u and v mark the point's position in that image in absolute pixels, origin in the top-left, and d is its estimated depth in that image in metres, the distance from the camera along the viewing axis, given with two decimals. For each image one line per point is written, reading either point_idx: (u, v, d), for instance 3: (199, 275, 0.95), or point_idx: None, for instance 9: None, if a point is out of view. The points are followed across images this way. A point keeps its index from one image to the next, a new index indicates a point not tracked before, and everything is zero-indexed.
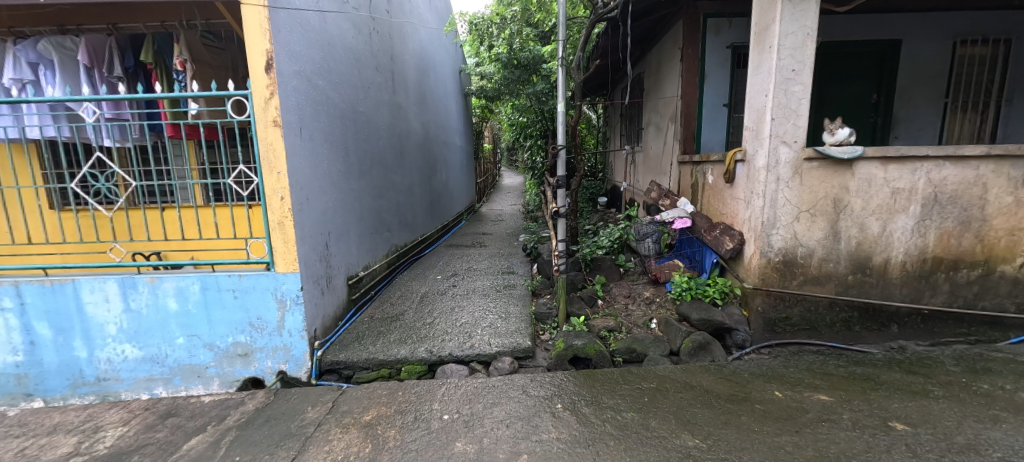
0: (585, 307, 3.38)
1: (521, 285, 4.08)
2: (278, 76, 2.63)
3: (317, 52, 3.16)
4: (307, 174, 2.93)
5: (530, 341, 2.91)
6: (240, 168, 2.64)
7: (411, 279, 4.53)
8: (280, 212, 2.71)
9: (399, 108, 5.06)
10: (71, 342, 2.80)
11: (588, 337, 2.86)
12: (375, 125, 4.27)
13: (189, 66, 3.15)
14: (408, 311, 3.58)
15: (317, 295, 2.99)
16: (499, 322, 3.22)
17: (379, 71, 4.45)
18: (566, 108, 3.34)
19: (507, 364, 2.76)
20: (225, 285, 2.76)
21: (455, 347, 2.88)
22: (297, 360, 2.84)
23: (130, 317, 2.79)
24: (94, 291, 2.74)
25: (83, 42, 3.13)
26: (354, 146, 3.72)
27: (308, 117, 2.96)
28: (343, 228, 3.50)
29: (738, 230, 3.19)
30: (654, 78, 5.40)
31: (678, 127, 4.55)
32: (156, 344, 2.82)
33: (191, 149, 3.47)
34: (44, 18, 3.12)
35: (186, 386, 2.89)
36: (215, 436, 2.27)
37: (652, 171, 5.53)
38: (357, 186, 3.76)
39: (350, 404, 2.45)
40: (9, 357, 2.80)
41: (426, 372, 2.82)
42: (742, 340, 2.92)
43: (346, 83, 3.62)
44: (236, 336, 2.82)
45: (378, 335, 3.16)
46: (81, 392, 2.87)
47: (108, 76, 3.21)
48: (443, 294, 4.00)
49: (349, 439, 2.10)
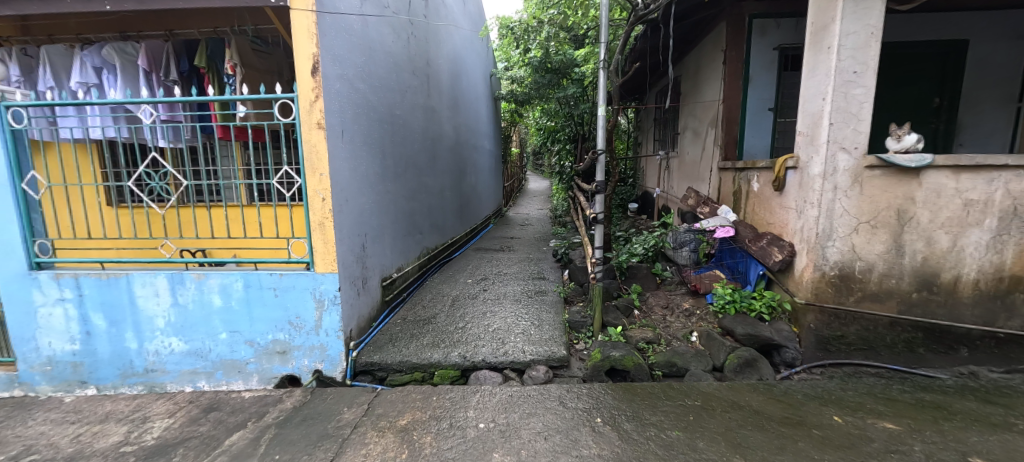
0: (621, 317, 3.26)
1: (553, 291, 4.02)
2: (323, 79, 2.67)
3: (359, 55, 3.21)
4: (347, 176, 2.97)
5: (565, 349, 2.84)
6: (284, 168, 2.70)
7: (442, 282, 4.55)
8: (320, 213, 2.75)
9: (433, 112, 5.10)
10: (123, 333, 2.92)
11: (626, 348, 2.75)
12: (410, 128, 4.30)
13: (239, 70, 3.24)
14: (440, 314, 3.58)
15: (353, 295, 3.02)
16: (533, 329, 3.15)
17: (415, 74, 4.50)
18: (606, 112, 3.24)
19: (541, 373, 2.68)
20: (267, 284, 2.81)
21: (488, 353, 2.85)
22: (333, 359, 2.87)
23: (177, 311, 2.88)
24: (146, 285, 2.85)
25: (142, 47, 3.29)
26: (390, 149, 3.76)
27: (349, 119, 3.00)
28: (379, 230, 3.53)
29: (788, 241, 3.02)
30: (693, 81, 5.24)
31: (719, 132, 4.38)
32: (201, 338, 2.91)
33: (237, 150, 3.56)
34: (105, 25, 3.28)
35: (227, 381, 2.95)
36: (255, 432, 2.30)
37: (688, 177, 5.36)
38: (392, 188, 3.80)
39: (385, 407, 2.43)
40: (67, 345, 2.95)
41: (459, 378, 2.79)
42: (791, 358, 2.73)
43: (384, 86, 3.67)
44: (275, 333, 2.87)
45: (411, 338, 3.16)
46: (131, 382, 2.98)
47: (165, 80, 3.36)
48: (474, 298, 3.98)
49: (386, 444, 2.08)
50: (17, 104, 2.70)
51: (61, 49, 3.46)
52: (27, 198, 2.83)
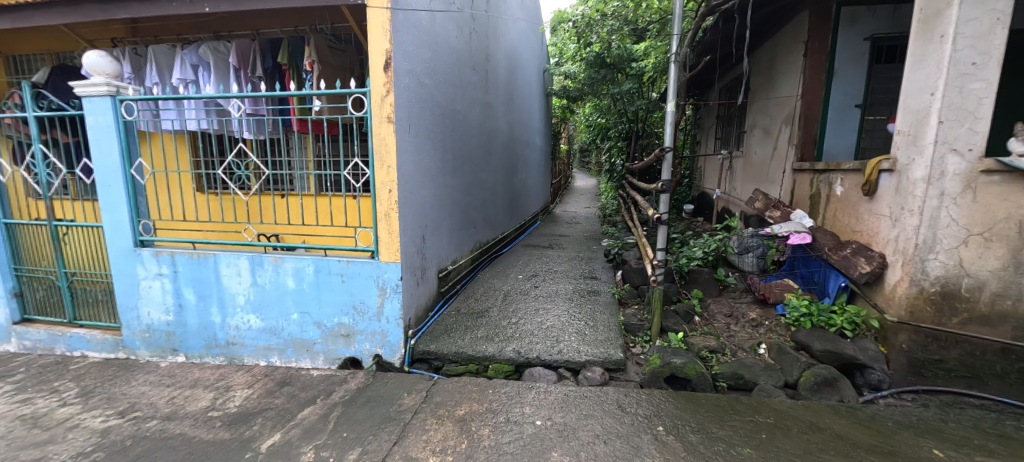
0: (681, 323, 3.12)
1: (606, 292, 3.92)
2: (394, 74, 2.75)
3: (426, 51, 3.28)
4: (412, 168, 3.05)
5: (622, 352, 2.76)
6: (355, 160, 2.83)
7: (493, 277, 4.58)
8: (387, 204, 2.86)
9: (489, 107, 5.14)
10: (209, 308, 3.20)
11: (687, 355, 2.63)
12: (469, 123, 4.36)
13: (317, 67, 3.42)
14: (493, 308, 3.62)
15: (413, 285, 3.11)
16: (588, 329, 3.10)
17: (475, 70, 4.54)
18: (675, 108, 3.09)
19: (597, 375, 2.63)
20: (335, 270, 2.96)
21: (543, 350, 2.83)
22: (393, 345, 2.98)
23: (256, 291, 3.11)
24: (230, 265, 3.10)
25: (234, 46, 3.59)
26: (450, 143, 3.83)
27: (415, 114, 3.08)
28: (438, 222, 3.61)
29: (878, 252, 2.74)
30: (765, 75, 4.90)
31: (796, 130, 4.06)
32: (275, 317, 3.12)
33: (309, 142, 3.76)
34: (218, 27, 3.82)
35: (297, 359, 3.16)
36: (324, 409, 2.47)
37: (755, 178, 5.02)
38: (451, 182, 3.87)
39: (443, 396, 2.50)
40: (162, 315, 3.28)
41: (513, 373, 2.80)
42: (877, 380, 2.48)
43: (447, 82, 3.74)
44: (341, 317, 3.02)
45: (465, 330, 3.21)
46: (214, 353, 3.27)
47: (253, 77, 3.65)
48: (526, 294, 3.98)
49: (445, 432, 2.15)
50: (129, 98, 3.02)
51: (165, 48, 3.84)
52: (134, 181, 3.17)
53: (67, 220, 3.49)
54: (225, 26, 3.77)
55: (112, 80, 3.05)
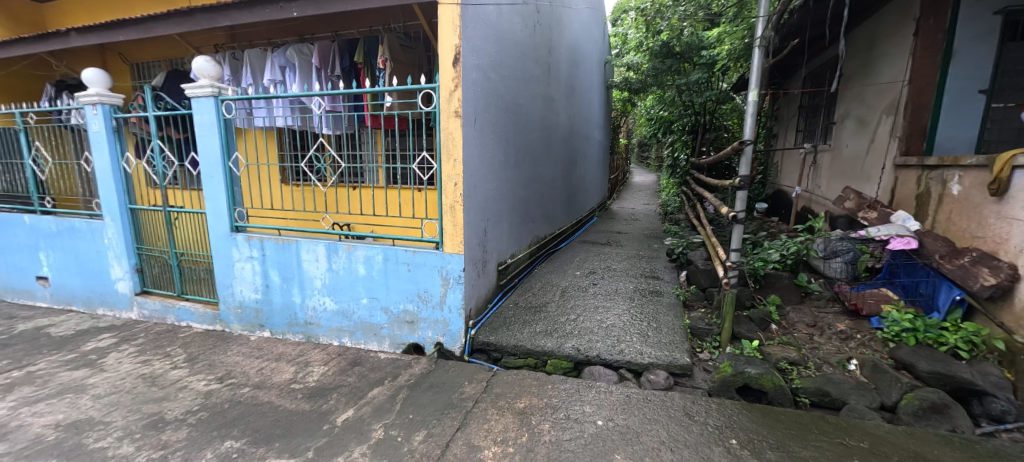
0: (756, 330, 2.91)
1: (670, 293, 3.75)
2: (463, 69, 2.80)
3: (492, 45, 3.31)
4: (476, 162, 3.11)
5: (689, 357, 2.62)
6: (424, 154, 2.93)
7: (551, 272, 4.55)
8: (452, 197, 2.93)
9: (551, 101, 5.09)
10: (291, 289, 3.49)
11: (763, 366, 2.43)
12: (530, 117, 4.34)
13: (389, 64, 3.58)
14: (551, 303, 3.60)
15: (474, 276, 3.17)
16: (651, 331, 2.98)
17: (538, 63, 4.51)
18: (757, 98, 2.85)
19: (661, 379, 2.52)
20: (402, 259, 3.10)
21: (603, 349, 2.76)
22: (453, 334, 3.06)
23: (331, 275, 3.34)
24: (309, 251, 3.36)
25: (316, 47, 3.84)
26: (513, 137, 3.84)
27: (480, 108, 3.12)
28: (499, 215, 3.65)
29: (1007, 262, 2.35)
30: (862, 59, 4.37)
31: (900, 120, 3.59)
32: (347, 300, 3.33)
33: (380, 137, 3.93)
34: (301, 30, 4.21)
35: (365, 341, 3.35)
36: (392, 391, 2.62)
37: (844, 174, 4.53)
38: (512, 176, 3.89)
39: (503, 387, 2.57)
40: (252, 294, 3.63)
41: (572, 370, 2.77)
42: (1000, 411, 2.11)
43: (511, 75, 3.75)
44: (406, 304, 3.16)
45: (523, 323, 3.23)
46: (294, 330, 3.57)
47: (332, 76, 3.87)
48: (584, 291, 3.91)
49: (506, 423, 2.22)
50: (229, 98, 3.36)
51: (258, 52, 4.22)
52: (232, 173, 3.52)
53: (178, 207, 3.96)
54: (304, 30, 4.18)
55: (214, 82, 3.40)
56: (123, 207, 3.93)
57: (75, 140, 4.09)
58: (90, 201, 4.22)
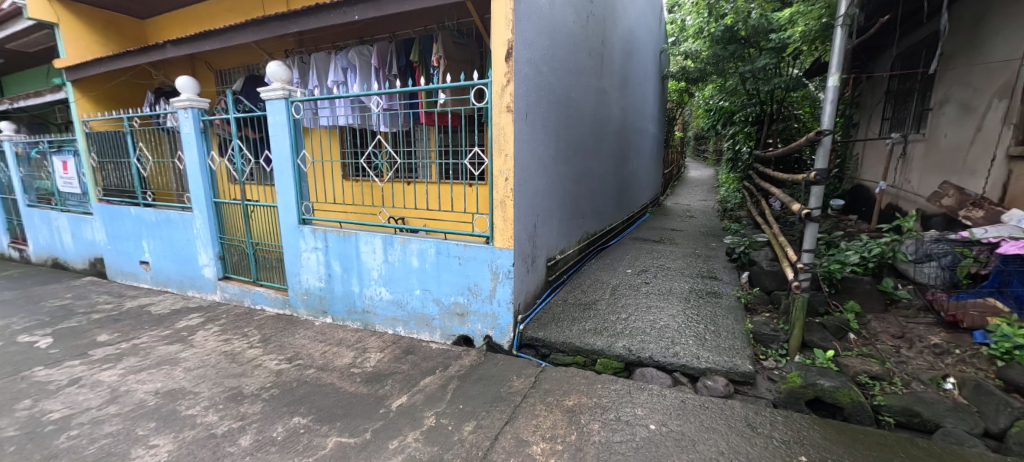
0: (830, 339, 2.66)
1: (730, 294, 3.53)
2: (515, 64, 2.80)
3: (545, 38, 3.27)
4: (527, 157, 3.10)
5: (751, 364, 2.45)
6: (475, 149, 2.97)
7: (601, 269, 4.45)
8: (503, 192, 2.95)
9: (603, 94, 4.95)
10: (351, 279, 3.70)
11: (838, 378, 2.22)
12: (582, 111, 4.26)
13: (443, 62, 3.66)
14: (601, 301, 3.52)
15: (523, 272, 3.17)
16: (708, 334, 2.82)
17: (591, 55, 4.40)
18: (838, 83, 2.58)
19: (720, 385, 2.38)
20: (454, 253, 3.17)
21: (656, 350, 2.66)
22: (502, 328, 3.08)
23: (387, 267, 3.49)
24: (368, 243, 3.53)
25: (375, 49, 4.01)
26: (564, 131, 3.79)
27: (532, 102, 3.10)
28: (549, 211, 3.62)
29: None
30: (969, 36, 3.82)
31: (1017, 104, 3.10)
32: (401, 291, 3.47)
33: (434, 133, 4.03)
34: (362, 32, 4.44)
35: (418, 331, 3.47)
36: (443, 380, 2.70)
37: (941, 167, 4.00)
38: (562, 171, 3.84)
39: (551, 383, 2.57)
40: (317, 282, 3.89)
41: (622, 370, 2.70)
42: None
43: (563, 68, 3.69)
44: (457, 297, 3.23)
45: (573, 320, 3.18)
46: (353, 318, 3.78)
47: (390, 75, 4.02)
48: (636, 289, 3.78)
49: (554, 420, 2.21)
50: (298, 100, 3.60)
51: (323, 55, 4.48)
52: (300, 169, 3.78)
53: (254, 201, 4.33)
54: (364, 32, 4.41)
55: (285, 85, 3.65)
56: (208, 201, 4.36)
57: (170, 140, 4.58)
58: (183, 195, 4.72)
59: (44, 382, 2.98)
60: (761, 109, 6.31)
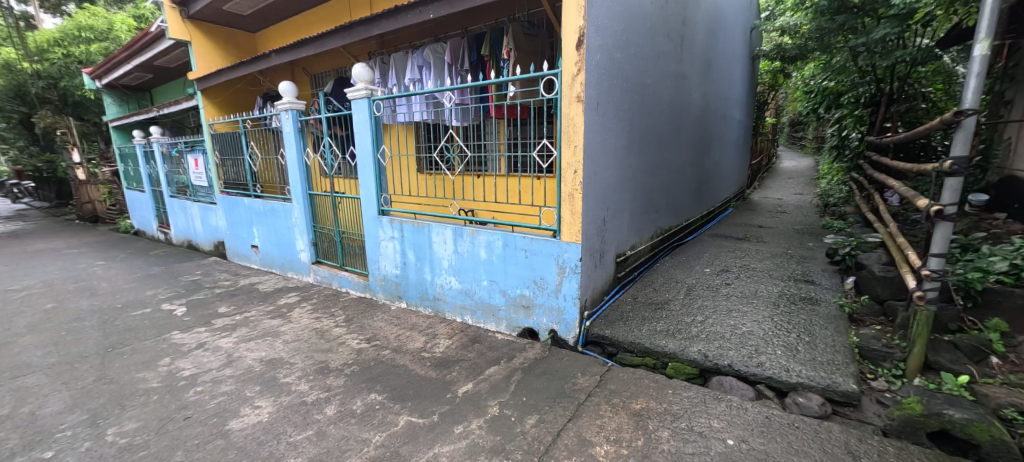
0: (964, 362, 2.23)
1: (829, 301, 3.11)
2: (586, 51, 2.70)
3: (619, 23, 3.10)
4: (598, 148, 2.99)
5: (856, 383, 2.14)
6: (544, 141, 2.93)
7: (675, 267, 4.18)
8: (571, 185, 2.88)
9: (683, 79, 4.60)
10: (424, 267, 3.89)
11: (974, 410, 1.85)
12: (658, 98, 4.00)
13: (513, 54, 3.65)
14: (674, 301, 3.31)
15: (591, 267, 3.08)
16: (801, 345, 2.51)
17: (669, 38, 4.11)
18: (986, 51, 2.11)
19: (814, 404, 2.11)
20: (521, 246, 3.17)
21: (737, 358, 2.44)
22: (568, 323, 3.04)
23: (456, 257, 3.61)
24: (439, 234, 3.68)
25: (449, 45, 4.13)
26: (638, 120, 3.59)
27: (604, 91, 2.98)
28: (619, 204, 3.47)
29: None
30: None
31: None
32: (469, 281, 3.57)
33: (503, 126, 4.05)
34: (437, 30, 4.60)
35: (484, 321, 3.55)
36: (507, 371, 2.74)
37: None
38: (635, 162, 3.65)
39: (617, 384, 2.49)
40: (394, 269, 4.14)
41: (697, 377, 2.52)
42: None
43: (639, 54, 3.48)
44: (523, 289, 3.24)
45: (643, 320, 3.03)
46: (425, 304, 3.98)
47: (462, 70, 4.12)
48: (714, 290, 3.49)
49: (619, 422, 2.13)
50: (379, 98, 3.84)
51: (401, 55, 4.71)
52: (379, 163, 4.04)
53: (341, 193, 4.73)
54: (439, 30, 4.57)
55: (368, 85, 3.91)
56: (304, 193, 4.84)
57: (274, 139, 5.17)
58: (284, 188, 5.31)
59: (179, 344, 3.56)
60: (877, 88, 5.45)
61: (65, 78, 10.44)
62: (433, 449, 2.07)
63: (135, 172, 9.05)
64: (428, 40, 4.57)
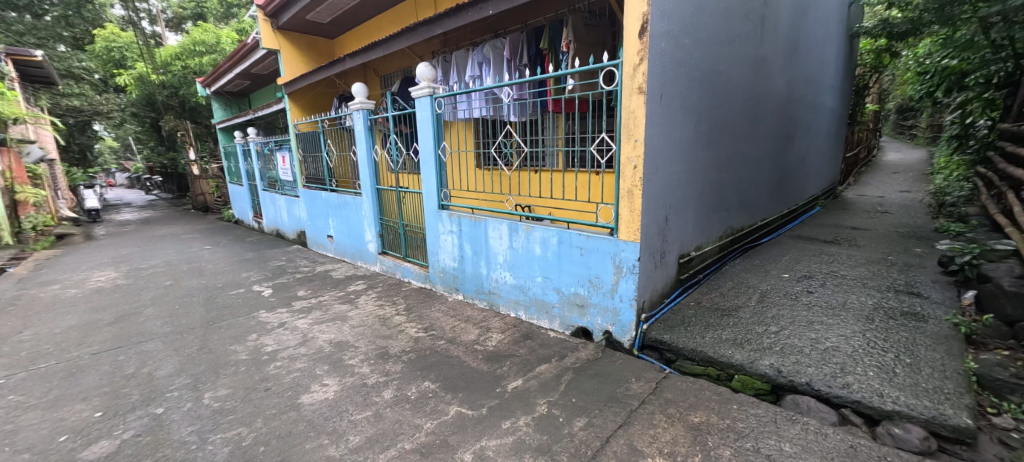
0: None
1: (940, 318, 2.65)
2: (650, 39, 2.54)
3: (688, 7, 2.88)
4: (660, 142, 2.81)
5: (972, 418, 1.80)
6: (602, 135, 2.82)
7: (747, 271, 3.83)
8: (631, 180, 2.75)
9: (763, 63, 4.17)
10: (480, 261, 3.95)
11: None
12: (733, 86, 3.66)
13: (572, 47, 3.56)
14: (744, 308, 3.03)
15: (650, 268, 2.92)
16: (900, 368, 2.17)
17: (748, 19, 3.74)
18: None
19: (914, 437, 1.81)
20: (576, 243, 3.10)
21: (816, 376, 2.19)
22: (623, 325, 2.91)
23: (511, 253, 3.62)
24: (495, 229, 3.71)
25: (508, 40, 4.13)
26: (708, 111, 3.32)
27: (669, 81, 2.79)
28: (684, 202, 3.24)
29: None
30: None
31: None
32: (524, 277, 3.56)
33: (560, 120, 3.98)
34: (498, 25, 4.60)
35: (538, 317, 3.53)
36: (557, 370, 2.70)
37: None
38: (703, 157, 3.38)
39: (674, 393, 2.34)
40: (452, 262, 4.27)
41: (767, 393, 2.29)
42: None
43: (711, 38, 3.21)
44: (577, 288, 3.16)
45: (707, 327, 2.82)
46: (481, 298, 4.05)
47: (521, 65, 4.11)
48: (793, 299, 3.14)
49: (675, 434, 2.01)
50: (440, 96, 3.95)
51: (462, 52, 4.81)
52: (440, 159, 4.16)
53: (405, 188, 4.96)
54: (500, 25, 4.57)
55: (431, 84, 4.03)
56: (372, 187, 5.15)
57: (348, 137, 5.55)
58: (355, 182, 5.70)
59: (265, 322, 3.97)
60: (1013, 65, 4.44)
61: (184, 87, 12.09)
62: (481, 441, 2.09)
63: (236, 169, 10.25)
64: (489, 36, 4.60)
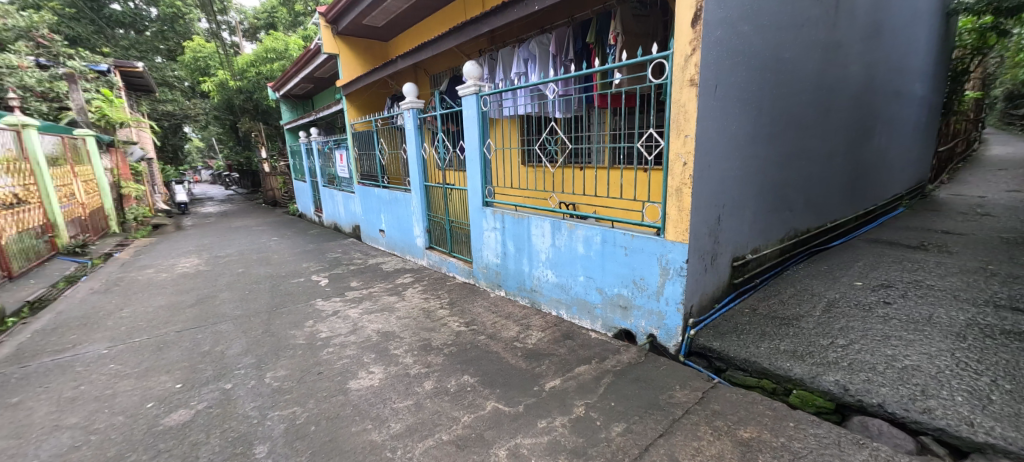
0: None
1: None
2: (704, 28, 2.39)
3: None
4: (714, 137, 2.64)
5: None
6: (650, 131, 2.70)
7: (811, 276, 3.51)
8: (680, 178, 2.61)
9: (836, 48, 3.78)
10: (522, 259, 3.95)
11: None
12: (800, 75, 3.36)
13: (620, 39, 3.44)
14: (807, 317, 2.78)
15: (700, 270, 2.76)
16: (997, 395, 1.89)
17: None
18: None
19: None
20: (620, 242, 3.00)
21: (891, 397, 1.96)
22: (669, 330, 2.78)
23: (554, 251, 3.58)
24: (538, 227, 3.68)
25: (554, 35, 4.08)
26: (769, 103, 3.07)
27: (725, 71, 2.61)
28: (739, 201, 3.02)
29: None
30: None
31: None
32: (566, 275, 3.51)
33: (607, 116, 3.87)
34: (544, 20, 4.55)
35: (579, 317, 3.47)
36: (597, 372, 2.63)
37: None
38: (763, 152, 3.13)
39: (723, 405, 2.20)
40: (495, 258, 4.31)
41: (831, 412, 2.08)
42: None
43: (774, 23, 2.96)
44: (621, 288, 3.07)
45: (762, 336, 2.62)
46: (523, 295, 4.05)
47: (566, 60, 4.04)
48: (865, 309, 2.84)
49: (721, 448, 1.89)
50: (486, 93, 3.98)
51: (508, 49, 4.82)
52: (485, 156, 4.20)
53: (451, 184, 5.06)
54: (546, 20, 4.52)
55: (477, 82, 4.07)
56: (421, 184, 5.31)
57: (399, 136, 5.76)
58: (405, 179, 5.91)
59: (320, 310, 4.25)
60: None
61: (257, 92, 13.17)
62: (515, 439, 2.09)
63: (301, 166, 11.03)
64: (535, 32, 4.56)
